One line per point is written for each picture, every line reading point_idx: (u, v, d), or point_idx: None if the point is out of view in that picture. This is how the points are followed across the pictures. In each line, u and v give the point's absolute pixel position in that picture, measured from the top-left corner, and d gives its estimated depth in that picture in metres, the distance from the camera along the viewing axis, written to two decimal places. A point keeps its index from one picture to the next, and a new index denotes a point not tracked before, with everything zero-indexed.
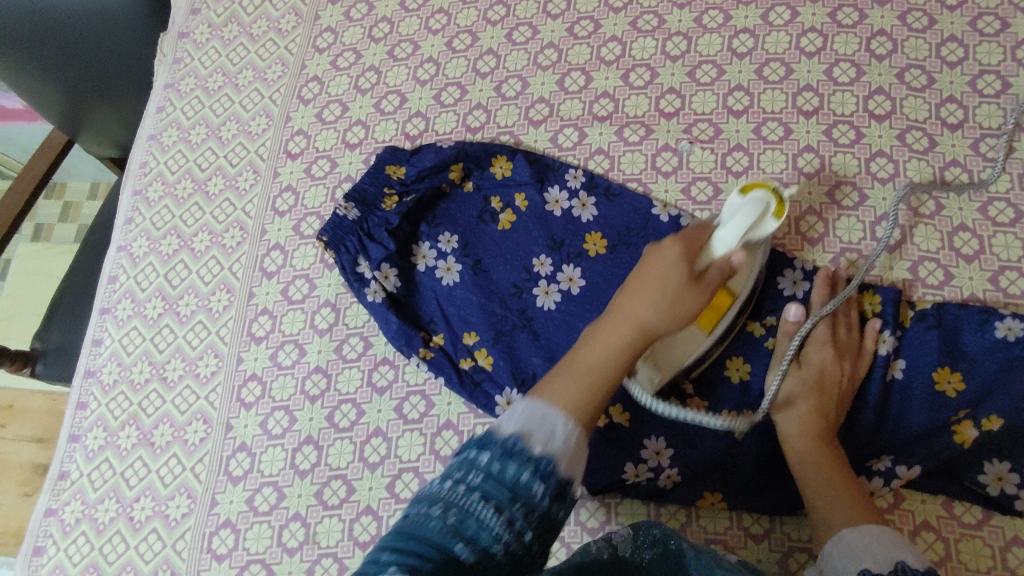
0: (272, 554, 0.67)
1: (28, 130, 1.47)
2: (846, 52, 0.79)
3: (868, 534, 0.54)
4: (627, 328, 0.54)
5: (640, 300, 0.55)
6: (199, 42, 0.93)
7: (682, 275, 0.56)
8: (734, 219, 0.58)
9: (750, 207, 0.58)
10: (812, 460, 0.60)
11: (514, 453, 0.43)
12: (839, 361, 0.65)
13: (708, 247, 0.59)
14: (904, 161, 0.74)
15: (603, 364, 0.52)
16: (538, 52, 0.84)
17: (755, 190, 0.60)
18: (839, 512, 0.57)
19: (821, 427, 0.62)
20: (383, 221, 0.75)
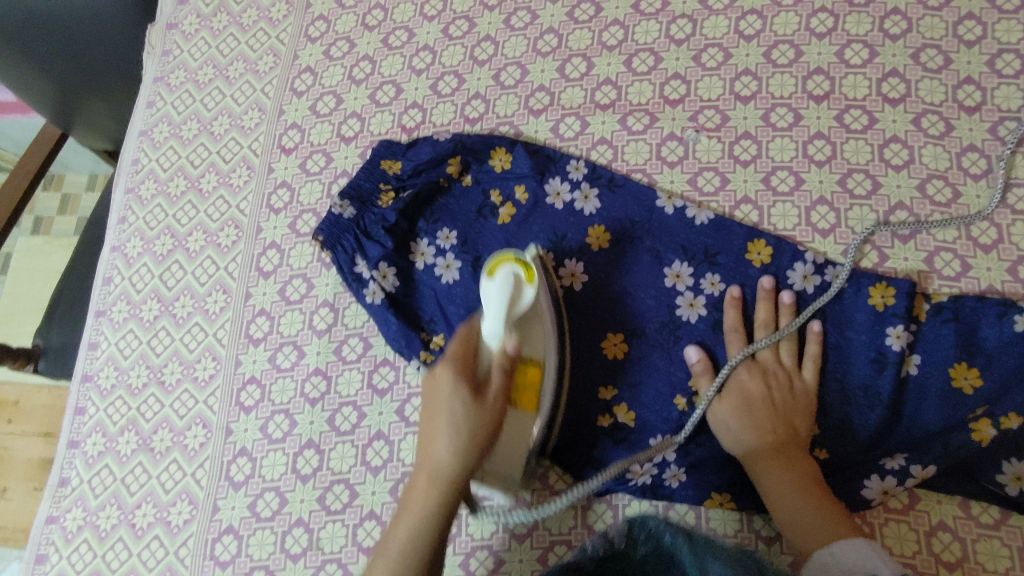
0: (276, 560, 0.67)
1: (21, 123, 1.45)
2: (858, 32, 0.76)
3: (848, 550, 0.53)
4: (438, 488, 0.55)
5: (435, 447, 0.56)
6: (188, 33, 0.90)
7: (463, 402, 0.56)
8: (489, 311, 0.58)
9: (502, 289, 0.58)
10: (771, 478, 0.59)
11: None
12: (769, 376, 0.64)
13: (482, 350, 0.58)
14: (919, 146, 0.71)
15: (421, 551, 0.53)
16: (537, 38, 0.81)
17: (500, 267, 0.59)
18: (810, 523, 0.56)
19: (772, 444, 0.60)
20: (379, 219, 0.73)
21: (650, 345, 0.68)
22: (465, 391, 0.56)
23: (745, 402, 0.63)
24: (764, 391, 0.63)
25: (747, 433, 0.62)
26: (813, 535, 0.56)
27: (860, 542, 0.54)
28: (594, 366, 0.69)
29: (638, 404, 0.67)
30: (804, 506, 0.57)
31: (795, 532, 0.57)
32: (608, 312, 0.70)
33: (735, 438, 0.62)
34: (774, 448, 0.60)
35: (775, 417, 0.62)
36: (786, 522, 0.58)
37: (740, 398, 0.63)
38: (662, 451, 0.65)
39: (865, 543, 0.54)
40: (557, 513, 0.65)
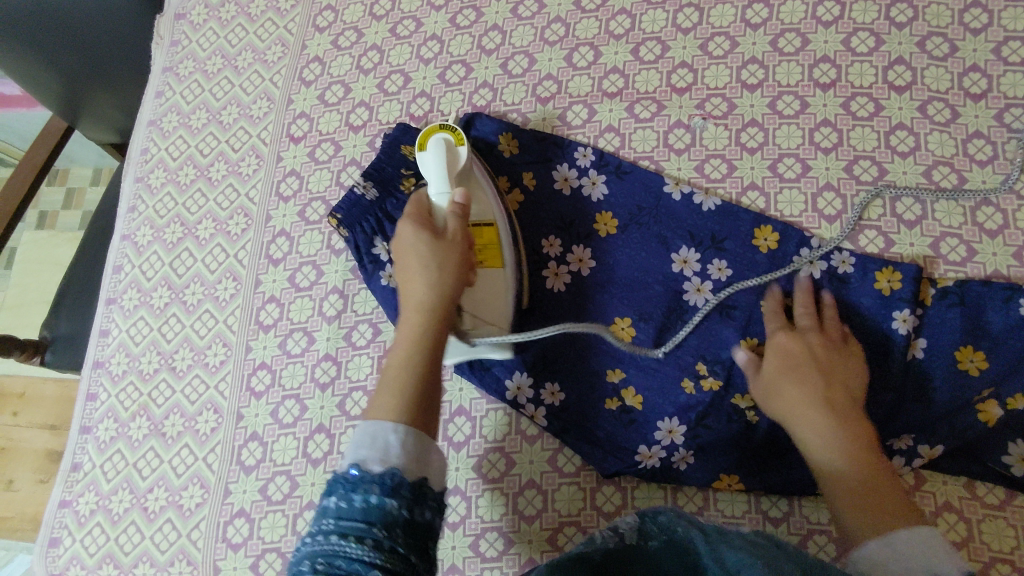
0: (287, 542, 0.67)
1: (27, 116, 1.46)
2: (864, 21, 0.76)
3: (912, 538, 0.49)
4: (424, 311, 0.57)
5: (412, 283, 0.58)
6: (196, 23, 0.91)
7: (427, 240, 0.60)
8: (433, 175, 0.65)
9: (436, 149, 0.65)
10: (824, 449, 0.56)
11: (359, 479, 0.45)
12: (817, 351, 0.62)
13: (437, 207, 0.64)
14: (925, 133, 0.72)
15: (418, 358, 0.54)
16: (544, 27, 0.81)
17: (431, 138, 0.66)
18: (866, 505, 0.52)
19: (825, 413, 0.57)
20: (401, 204, 0.73)
21: (658, 329, 0.68)
22: (426, 228, 0.61)
23: (789, 372, 0.60)
24: (811, 362, 0.61)
25: (802, 401, 0.58)
26: (867, 514, 0.52)
27: (926, 532, 0.49)
28: (600, 349, 0.69)
29: (646, 388, 0.67)
30: (859, 480, 0.53)
31: (843, 509, 0.53)
32: (617, 298, 0.70)
33: (788, 409, 0.59)
34: (828, 419, 0.56)
35: (828, 388, 0.59)
36: (840, 498, 0.54)
37: (781, 369, 0.61)
38: (671, 434, 0.66)
39: (932, 533, 0.50)
40: (566, 496, 0.66)
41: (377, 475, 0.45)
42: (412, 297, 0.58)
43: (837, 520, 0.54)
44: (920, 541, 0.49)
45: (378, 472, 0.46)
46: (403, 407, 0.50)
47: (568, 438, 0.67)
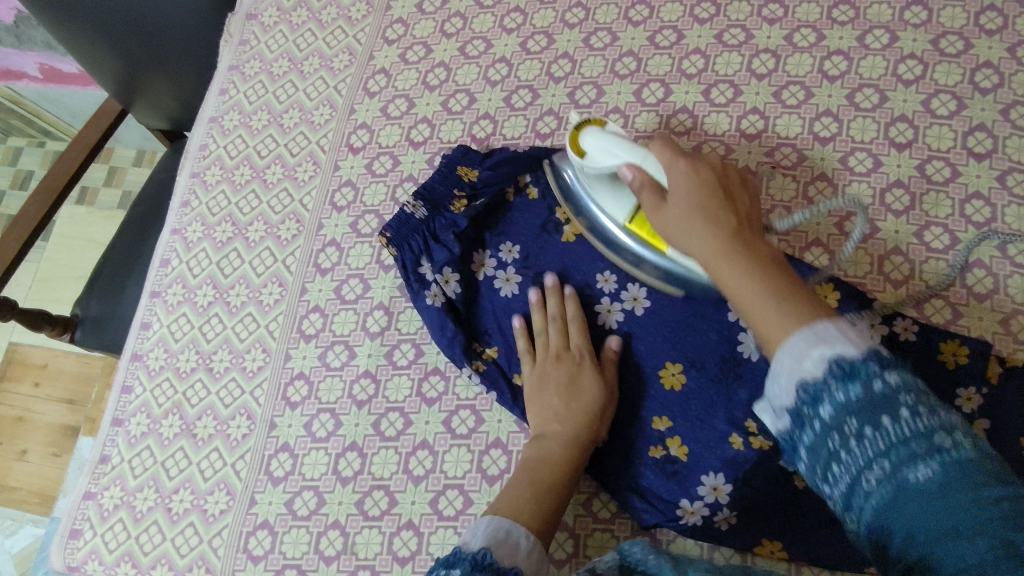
0: (308, 561, 0.66)
1: (81, 96, 1.48)
2: (947, 83, 0.74)
3: (809, 337, 0.43)
4: (578, 429, 0.63)
5: (557, 420, 0.64)
6: (267, 25, 0.91)
7: (568, 372, 0.66)
8: (615, 151, 0.64)
9: (600, 142, 0.65)
10: (739, 278, 0.51)
11: (486, 561, 0.49)
12: (701, 167, 0.59)
13: (656, 180, 0.61)
14: (1002, 205, 0.69)
15: (549, 480, 0.61)
16: (615, 59, 0.80)
17: (585, 136, 0.67)
18: (784, 317, 0.46)
19: (715, 246, 0.53)
20: (450, 223, 0.72)
21: (709, 380, 0.65)
22: (589, 363, 0.66)
23: (688, 204, 0.57)
24: (713, 189, 0.58)
25: (705, 243, 0.54)
26: (787, 320, 0.45)
27: (822, 329, 0.43)
28: (649, 394, 0.67)
29: (693, 439, 0.64)
30: (771, 298, 0.47)
31: (769, 332, 0.46)
32: (672, 342, 0.68)
33: (681, 236, 0.57)
34: (720, 246, 0.53)
35: (697, 219, 0.56)
36: (742, 300, 0.50)
37: (683, 196, 0.57)
38: (714, 493, 0.62)
39: (830, 324, 0.43)
40: (598, 543, 0.64)
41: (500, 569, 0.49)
42: (571, 415, 0.64)
43: (760, 330, 0.48)
44: (819, 326, 0.43)
45: (497, 564, 0.49)
46: (533, 542, 0.54)
47: (608, 483, 0.65)
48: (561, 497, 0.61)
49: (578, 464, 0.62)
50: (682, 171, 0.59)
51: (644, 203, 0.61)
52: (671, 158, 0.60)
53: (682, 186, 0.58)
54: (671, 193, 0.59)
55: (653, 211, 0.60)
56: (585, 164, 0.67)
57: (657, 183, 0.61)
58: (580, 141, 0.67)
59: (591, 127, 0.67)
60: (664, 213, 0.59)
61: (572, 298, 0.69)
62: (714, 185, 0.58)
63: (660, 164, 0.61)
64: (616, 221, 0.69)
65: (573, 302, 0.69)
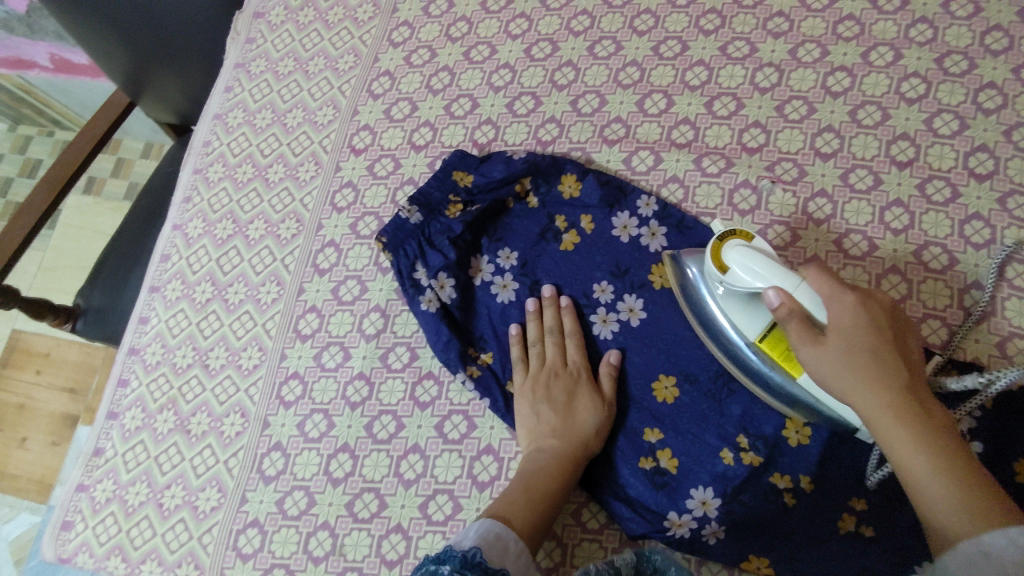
0: (297, 560, 0.66)
1: (91, 86, 1.49)
2: (950, 102, 0.73)
3: (1007, 543, 0.40)
4: (572, 446, 0.63)
5: (551, 430, 0.64)
6: (274, 24, 0.91)
7: (563, 385, 0.67)
8: (761, 277, 0.56)
9: (744, 259, 0.57)
10: (917, 453, 0.45)
11: (476, 560, 0.51)
12: (869, 307, 0.52)
13: (812, 318, 0.53)
14: (1002, 227, 0.68)
15: (542, 490, 0.61)
16: (619, 69, 0.80)
17: (726, 255, 0.59)
18: (972, 520, 0.42)
19: (889, 408, 0.47)
20: (445, 228, 0.73)
21: (702, 394, 0.66)
22: (584, 382, 0.67)
23: (855, 350, 0.50)
24: (882, 332, 0.51)
25: (871, 400, 0.49)
26: (978, 524, 0.42)
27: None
28: (642, 406, 0.67)
29: (683, 451, 0.64)
30: (948, 484, 0.44)
31: (951, 528, 0.43)
32: (665, 354, 0.68)
33: (846, 384, 0.50)
34: (893, 406, 0.48)
35: (867, 371, 0.49)
36: (913, 480, 0.45)
37: (850, 338, 0.51)
38: (703, 505, 0.62)
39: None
40: (585, 553, 0.64)
41: (489, 568, 0.51)
42: (566, 431, 0.64)
43: (934, 518, 0.44)
44: (1020, 536, 0.40)
45: (487, 563, 0.52)
46: (522, 548, 0.55)
47: (597, 493, 0.65)
48: (551, 510, 0.61)
49: (571, 481, 0.62)
50: (849, 309, 0.52)
51: (793, 334, 0.53)
52: (835, 290, 0.53)
53: (843, 339, 0.51)
54: (834, 333, 0.51)
55: (805, 345, 0.52)
56: (725, 280, 0.60)
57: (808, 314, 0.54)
58: (723, 255, 0.59)
59: (736, 241, 0.59)
60: (824, 352, 0.52)
61: (569, 312, 0.70)
62: (885, 332, 0.51)
63: (819, 294, 0.53)
64: (746, 338, 0.61)
65: (570, 316, 0.69)
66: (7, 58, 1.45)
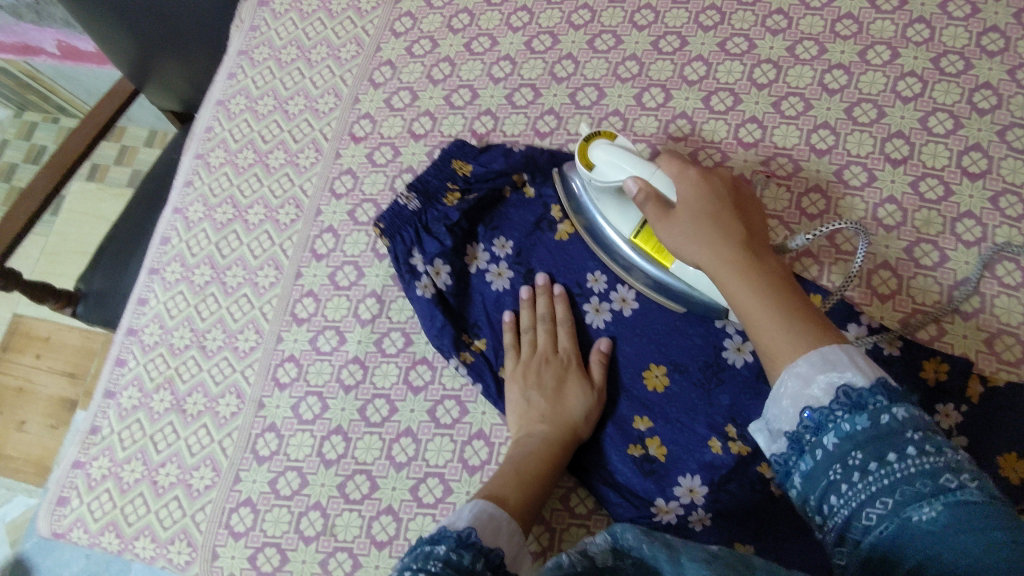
0: (288, 539, 0.67)
1: (97, 74, 1.50)
2: (945, 102, 0.74)
3: (816, 361, 0.48)
4: (562, 431, 0.64)
5: (541, 415, 0.65)
6: (277, 12, 0.92)
7: (554, 371, 0.67)
8: (620, 167, 0.65)
9: (607, 156, 0.66)
10: (752, 293, 0.53)
11: (471, 540, 0.50)
12: (711, 181, 0.60)
13: (665, 199, 0.61)
14: (993, 226, 0.69)
15: (532, 473, 0.61)
16: (618, 63, 0.81)
17: (592, 154, 0.67)
18: (790, 340, 0.50)
19: (729, 265, 0.55)
20: (442, 216, 0.73)
21: (692, 383, 0.66)
22: (574, 368, 0.68)
23: (698, 218, 0.58)
24: (723, 202, 0.59)
25: (714, 258, 0.56)
26: (798, 344, 0.50)
27: (833, 355, 0.48)
28: (633, 394, 0.68)
29: (672, 439, 0.65)
30: (776, 316, 0.52)
31: (776, 353, 0.51)
32: (657, 344, 0.69)
33: (693, 249, 0.58)
34: (733, 262, 0.55)
35: (708, 235, 0.57)
36: (749, 318, 0.53)
37: (692, 206, 0.59)
38: (690, 494, 0.63)
39: (835, 348, 0.48)
40: (573, 538, 0.65)
41: (485, 548, 0.51)
42: (555, 417, 0.65)
43: (769, 352, 0.51)
44: (829, 351, 0.48)
45: (482, 543, 0.51)
46: (515, 528, 0.55)
47: (586, 479, 0.66)
48: (542, 493, 0.61)
49: (560, 464, 0.63)
50: (692, 183, 0.60)
51: (650, 212, 0.62)
52: (680, 169, 0.61)
53: (691, 214, 0.59)
54: (681, 206, 0.60)
55: (660, 223, 0.61)
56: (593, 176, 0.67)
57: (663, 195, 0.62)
58: (589, 153, 0.67)
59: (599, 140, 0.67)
60: (675, 225, 0.59)
61: (561, 300, 0.71)
62: (725, 201, 0.59)
63: (669, 176, 0.62)
64: (623, 235, 0.68)
65: (563, 304, 0.70)
66: (15, 43, 1.45)
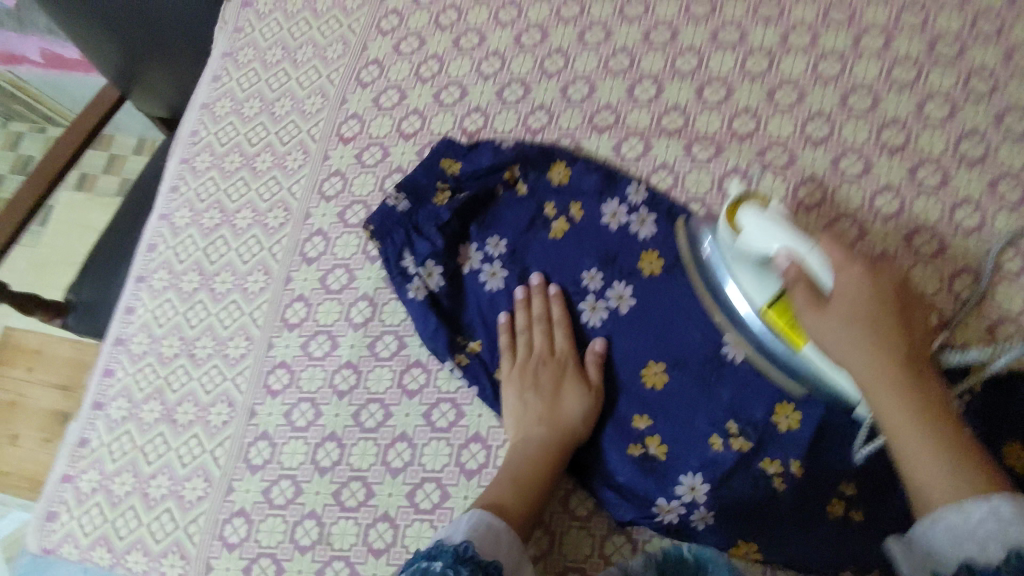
0: (283, 550, 0.65)
1: (82, 82, 1.48)
2: (941, 88, 0.73)
3: (991, 515, 0.42)
4: (559, 435, 0.63)
5: (540, 419, 0.64)
6: (261, 13, 0.91)
7: (552, 374, 0.66)
8: (771, 237, 0.57)
9: (758, 222, 0.58)
10: (899, 408, 0.48)
11: (467, 554, 0.50)
12: (878, 281, 0.52)
13: (816, 286, 0.55)
14: (993, 212, 0.68)
15: (532, 479, 0.60)
16: (609, 56, 0.80)
17: (742, 216, 0.60)
18: (950, 483, 0.45)
19: (869, 369, 0.50)
20: (432, 216, 0.72)
21: (692, 379, 0.65)
22: (571, 370, 0.67)
23: (852, 313, 0.52)
24: (891, 300, 0.52)
25: (862, 360, 0.51)
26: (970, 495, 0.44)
27: (1008, 515, 0.42)
28: (631, 392, 0.66)
29: (673, 437, 0.64)
30: (922, 430, 0.47)
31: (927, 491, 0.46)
32: (654, 341, 0.67)
33: (834, 339, 0.53)
34: (883, 372, 0.50)
35: (860, 333, 0.51)
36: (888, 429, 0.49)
37: (848, 300, 0.52)
38: (692, 493, 0.61)
39: (1010, 504, 0.42)
40: (573, 541, 0.63)
41: (482, 561, 0.51)
42: (553, 420, 0.64)
43: (918, 484, 0.47)
44: (1001, 506, 0.43)
45: (479, 556, 0.51)
46: (512, 538, 0.55)
47: (586, 480, 0.65)
48: (541, 498, 0.60)
49: (559, 469, 0.62)
50: (856, 279, 0.52)
51: (798, 297, 0.55)
52: (843, 257, 0.53)
53: (842, 311, 0.52)
54: (833, 297, 0.53)
55: (807, 310, 0.54)
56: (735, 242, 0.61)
57: (814, 279, 0.55)
58: (738, 217, 0.61)
59: (751, 206, 0.60)
60: (822, 314, 0.53)
61: (558, 301, 0.69)
62: (893, 302, 0.52)
63: (828, 262, 0.54)
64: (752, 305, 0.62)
65: (559, 305, 0.69)
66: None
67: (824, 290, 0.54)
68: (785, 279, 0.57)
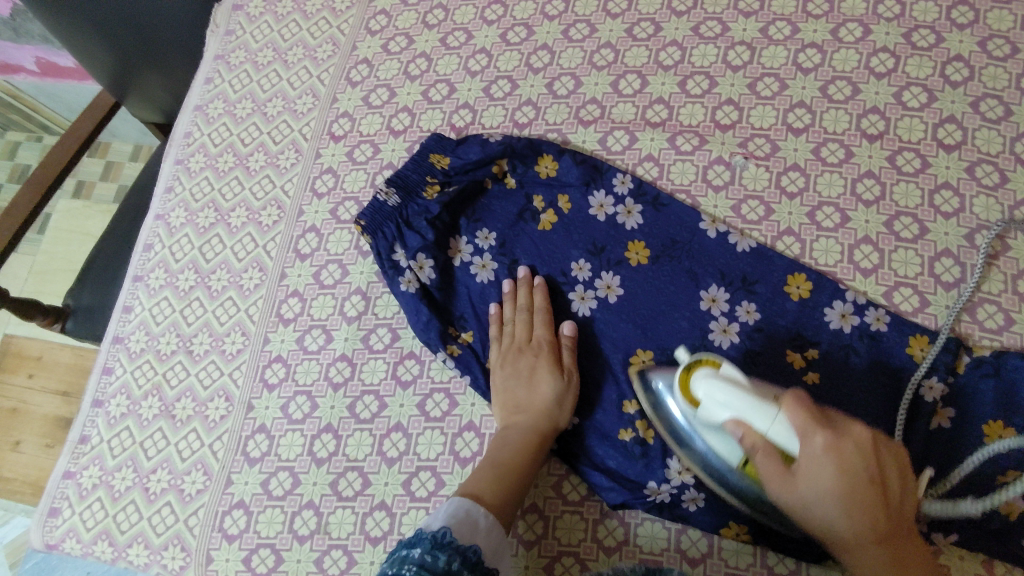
0: (282, 540, 0.67)
1: (76, 90, 1.49)
2: (918, 76, 0.74)
3: None
4: (538, 419, 0.64)
5: (522, 406, 0.65)
6: (252, 16, 0.93)
7: (531, 362, 0.67)
8: (734, 403, 0.53)
9: (712, 390, 0.55)
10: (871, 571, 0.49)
11: (446, 540, 0.52)
12: (846, 442, 0.49)
13: (787, 462, 0.51)
14: (970, 196, 0.69)
15: (515, 466, 0.62)
16: (593, 51, 0.81)
17: (698, 379, 0.56)
18: None
19: (859, 540, 0.49)
20: (423, 210, 0.73)
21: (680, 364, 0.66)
22: (548, 355, 0.67)
23: (831, 496, 0.49)
24: (866, 474, 0.48)
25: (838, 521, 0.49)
26: None
27: None
28: (619, 379, 0.67)
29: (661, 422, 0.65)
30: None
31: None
32: (642, 329, 0.68)
33: (824, 529, 0.50)
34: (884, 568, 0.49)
35: (842, 511, 0.48)
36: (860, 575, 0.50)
37: (822, 479, 0.49)
38: (681, 476, 0.63)
39: None
40: (567, 525, 0.65)
41: (461, 546, 0.52)
42: (530, 406, 0.65)
43: None
44: None
45: (458, 541, 0.53)
46: (493, 522, 0.56)
47: (576, 465, 0.66)
48: (525, 482, 0.62)
49: (538, 454, 0.63)
50: (818, 454, 0.49)
51: (764, 472, 0.52)
52: (806, 429, 0.49)
53: (828, 514, 0.49)
54: (805, 473, 0.50)
55: (779, 487, 0.51)
56: (697, 412, 0.57)
57: (778, 448, 0.51)
58: (692, 388, 0.57)
59: (703, 369, 0.57)
60: (797, 491, 0.50)
61: (540, 289, 0.70)
62: (863, 447, 0.49)
63: (793, 434, 0.50)
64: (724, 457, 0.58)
65: (541, 293, 0.70)
66: None
67: (791, 459, 0.51)
68: (746, 447, 0.54)
